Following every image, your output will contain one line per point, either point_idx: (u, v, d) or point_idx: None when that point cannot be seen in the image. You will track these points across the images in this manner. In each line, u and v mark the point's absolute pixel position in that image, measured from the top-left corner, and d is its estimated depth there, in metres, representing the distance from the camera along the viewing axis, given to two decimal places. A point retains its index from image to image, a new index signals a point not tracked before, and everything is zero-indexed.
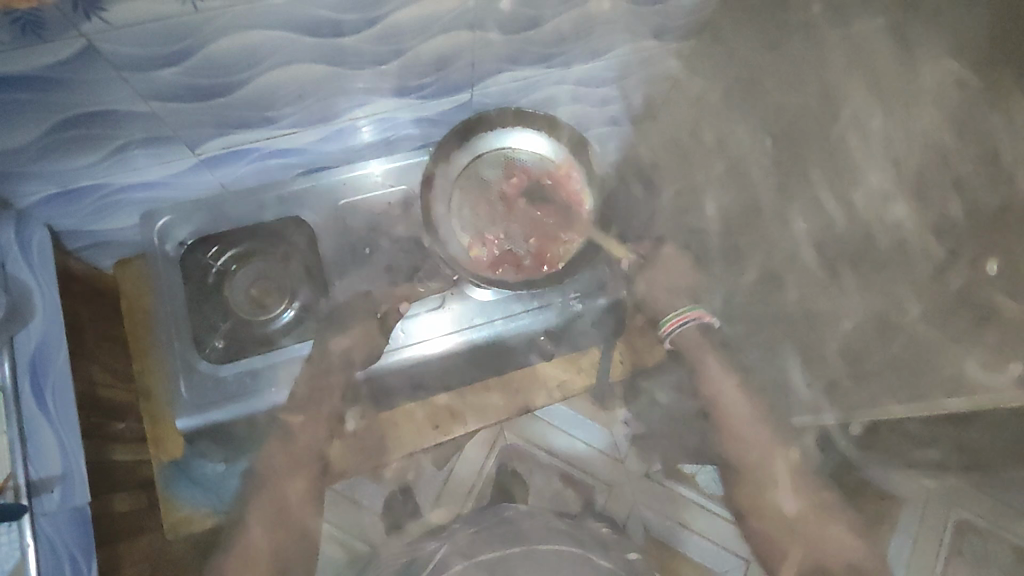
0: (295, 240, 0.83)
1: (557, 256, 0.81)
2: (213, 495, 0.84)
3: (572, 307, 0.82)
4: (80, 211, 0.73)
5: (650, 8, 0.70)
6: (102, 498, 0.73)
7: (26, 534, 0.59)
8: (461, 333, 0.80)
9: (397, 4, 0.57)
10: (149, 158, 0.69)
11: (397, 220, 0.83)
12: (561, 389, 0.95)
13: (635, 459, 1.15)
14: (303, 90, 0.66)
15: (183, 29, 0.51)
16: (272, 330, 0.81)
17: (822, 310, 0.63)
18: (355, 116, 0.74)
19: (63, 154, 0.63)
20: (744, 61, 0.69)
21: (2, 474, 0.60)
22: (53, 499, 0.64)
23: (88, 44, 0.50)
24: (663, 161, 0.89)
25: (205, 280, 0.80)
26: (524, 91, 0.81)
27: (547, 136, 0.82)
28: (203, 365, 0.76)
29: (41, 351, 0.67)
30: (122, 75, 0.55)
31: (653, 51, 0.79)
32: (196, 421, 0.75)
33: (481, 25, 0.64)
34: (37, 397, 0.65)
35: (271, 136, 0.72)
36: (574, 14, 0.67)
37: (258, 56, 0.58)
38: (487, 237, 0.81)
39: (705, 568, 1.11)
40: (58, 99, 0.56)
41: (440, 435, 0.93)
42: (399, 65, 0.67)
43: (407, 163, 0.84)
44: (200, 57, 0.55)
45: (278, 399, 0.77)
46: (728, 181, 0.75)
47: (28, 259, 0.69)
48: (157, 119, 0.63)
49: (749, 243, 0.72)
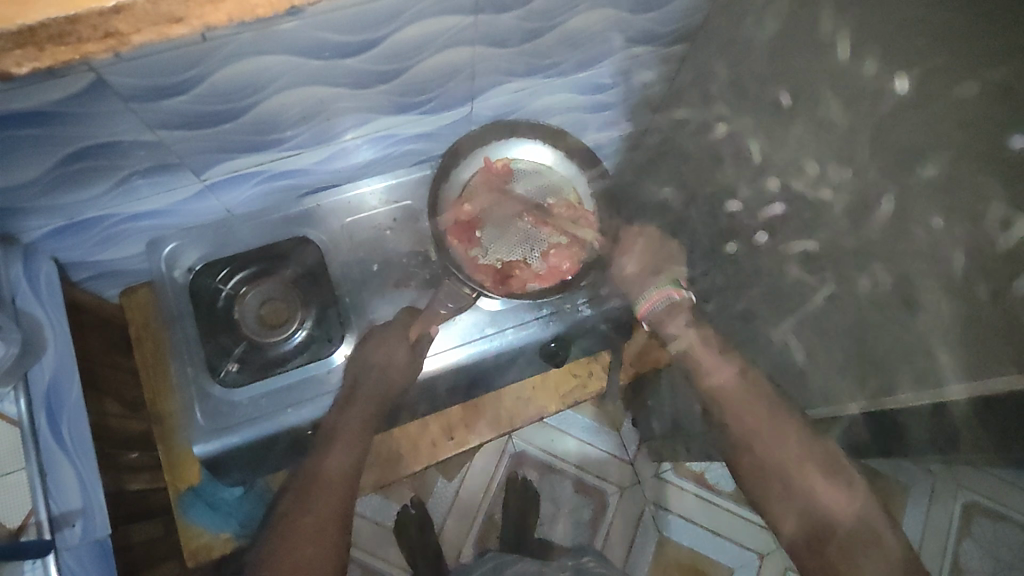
0: (303, 261, 0.82)
1: (574, 263, 0.80)
2: (233, 522, 0.86)
3: (581, 314, 0.82)
4: (85, 243, 0.74)
5: (641, 16, 0.71)
6: (120, 530, 0.74)
7: (50, 571, 0.58)
8: (472, 344, 0.80)
9: (400, 23, 0.57)
10: (154, 187, 0.69)
11: (402, 236, 0.84)
12: (575, 394, 0.96)
13: (644, 461, 1.16)
14: (307, 112, 0.66)
15: (193, 58, 0.52)
16: (285, 351, 0.78)
17: (813, 307, 0.65)
18: (356, 136, 0.75)
19: (70, 188, 0.64)
20: (734, 63, 0.69)
21: (23, 510, 0.59)
22: (74, 533, 0.62)
23: (98, 78, 0.50)
24: (660, 164, 0.91)
25: (214, 304, 0.79)
26: (522, 102, 0.81)
27: (546, 145, 0.83)
28: (216, 390, 0.75)
29: (53, 385, 0.67)
30: (129, 107, 0.55)
31: (645, 57, 0.80)
32: (213, 446, 0.74)
33: (482, 39, 0.65)
34: (54, 432, 0.65)
35: (275, 158, 0.73)
36: (572, 25, 0.68)
37: (263, 82, 0.58)
38: (507, 260, 0.80)
39: (721, 566, 1.11)
40: (67, 133, 0.56)
41: (456, 446, 0.94)
42: (401, 83, 0.67)
43: (410, 180, 0.85)
44: (207, 86, 0.56)
45: (295, 421, 0.76)
46: (724, 183, 0.75)
47: (38, 293, 0.69)
48: (163, 147, 0.63)
49: (750, 245, 0.73)
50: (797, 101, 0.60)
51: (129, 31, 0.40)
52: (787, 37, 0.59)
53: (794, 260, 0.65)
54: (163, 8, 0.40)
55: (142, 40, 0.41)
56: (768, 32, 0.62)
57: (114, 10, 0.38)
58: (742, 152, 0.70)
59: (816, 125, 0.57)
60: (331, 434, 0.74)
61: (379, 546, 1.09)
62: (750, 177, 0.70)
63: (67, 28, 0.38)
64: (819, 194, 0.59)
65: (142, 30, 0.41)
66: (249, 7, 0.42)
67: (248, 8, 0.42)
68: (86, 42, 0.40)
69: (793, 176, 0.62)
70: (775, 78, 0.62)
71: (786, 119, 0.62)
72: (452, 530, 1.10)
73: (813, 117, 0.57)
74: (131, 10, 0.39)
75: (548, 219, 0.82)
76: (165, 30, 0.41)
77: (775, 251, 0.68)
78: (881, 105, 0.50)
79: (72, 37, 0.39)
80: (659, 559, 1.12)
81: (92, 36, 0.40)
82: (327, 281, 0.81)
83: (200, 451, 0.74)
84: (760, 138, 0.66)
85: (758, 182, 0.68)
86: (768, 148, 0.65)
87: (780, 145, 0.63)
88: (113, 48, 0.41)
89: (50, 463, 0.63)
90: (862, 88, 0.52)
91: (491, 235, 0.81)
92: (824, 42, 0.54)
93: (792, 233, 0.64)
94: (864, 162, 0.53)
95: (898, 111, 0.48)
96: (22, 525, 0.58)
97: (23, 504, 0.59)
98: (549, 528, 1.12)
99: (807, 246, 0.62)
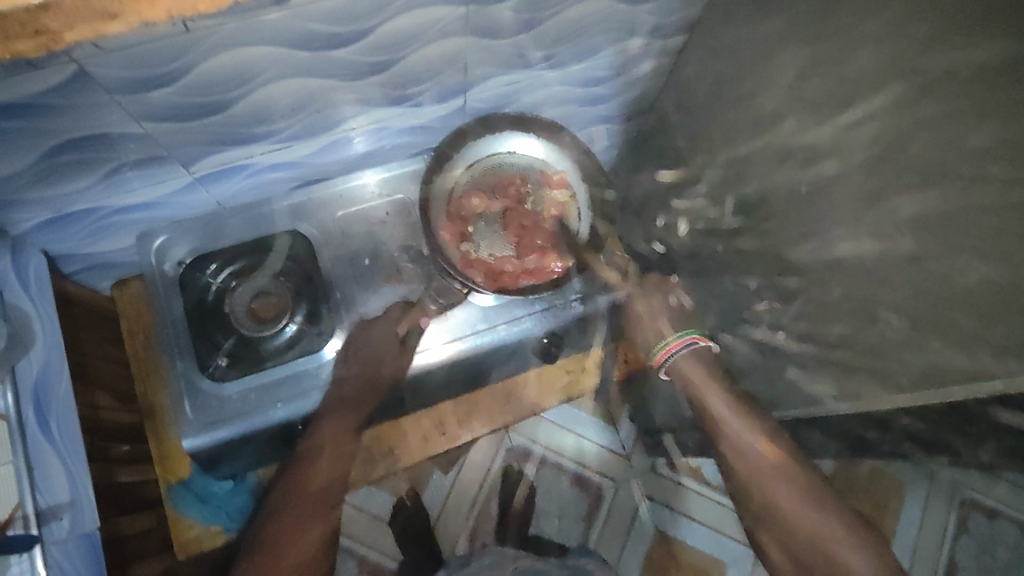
0: (294, 254, 0.81)
1: (565, 261, 0.80)
2: (224, 514, 0.88)
3: (574, 309, 0.81)
4: (74, 235, 0.73)
5: (636, 8, 0.69)
6: (112, 522, 0.74)
7: (37, 564, 0.58)
8: (462, 340, 0.79)
9: (389, 14, 0.56)
10: (143, 179, 0.69)
11: (395, 229, 0.83)
12: (566, 390, 0.97)
13: (640, 455, 1.16)
14: (297, 104, 0.65)
15: (175, 49, 0.51)
16: (274, 346, 0.78)
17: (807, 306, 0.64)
18: (349, 127, 0.74)
19: (56, 180, 0.63)
20: (728, 57, 0.68)
21: (10, 504, 0.59)
22: (62, 526, 0.62)
23: (80, 69, 0.50)
24: (657, 158, 0.89)
25: (204, 298, 0.78)
26: (515, 95, 0.80)
27: (541, 139, 0.81)
28: (206, 384, 0.75)
29: (42, 379, 0.67)
30: (114, 99, 0.55)
31: (641, 50, 0.78)
32: (203, 441, 0.74)
33: (473, 30, 0.64)
34: (42, 426, 0.65)
35: (265, 151, 0.72)
36: (567, 16, 0.67)
37: (249, 74, 0.57)
38: (499, 255, 0.80)
39: (716, 561, 1.11)
40: (50, 125, 0.55)
41: (448, 441, 0.95)
42: (390, 75, 0.66)
43: (403, 172, 0.84)
44: (192, 77, 0.55)
45: (284, 415, 0.76)
46: (718, 178, 0.74)
47: (26, 287, 0.69)
48: (151, 140, 0.62)
49: (744, 242, 0.72)
50: (790, 96, 0.58)
51: (61, 29, 0.40)
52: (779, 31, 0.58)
53: (786, 257, 0.64)
54: (97, 6, 0.40)
55: (74, 36, 0.41)
56: (762, 25, 0.61)
57: (41, 8, 0.39)
58: (737, 147, 0.69)
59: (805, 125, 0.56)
60: (324, 431, 0.73)
61: (374, 538, 1.09)
62: (743, 176, 0.68)
63: None
64: (812, 191, 0.58)
65: (72, 26, 0.40)
66: (188, 4, 0.42)
67: (188, 5, 0.43)
68: (16, 40, 0.40)
69: (785, 171, 0.61)
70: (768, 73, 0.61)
71: (779, 118, 0.60)
72: (447, 522, 1.10)
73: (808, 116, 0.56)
74: (60, 7, 0.39)
75: (539, 218, 0.82)
76: (99, 27, 0.41)
77: (766, 252, 0.67)
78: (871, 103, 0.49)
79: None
80: (654, 554, 1.12)
81: (21, 33, 0.40)
82: (318, 275, 0.81)
83: (189, 445, 0.74)
84: (753, 135, 0.65)
85: (751, 178, 0.67)
86: (764, 145, 0.64)
87: (775, 140, 0.62)
88: (46, 45, 0.41)
89: (38, 456, 0.63)
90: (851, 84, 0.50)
91: (481, 233, 0.80)
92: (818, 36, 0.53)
93: (785, 231, 0.63)
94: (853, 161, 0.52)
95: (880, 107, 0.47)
96: (8, 519, 0.58)
97: (10, 498, 0.59)
98: (544, 521, 1.12)
99: (799, 243, 0.61)
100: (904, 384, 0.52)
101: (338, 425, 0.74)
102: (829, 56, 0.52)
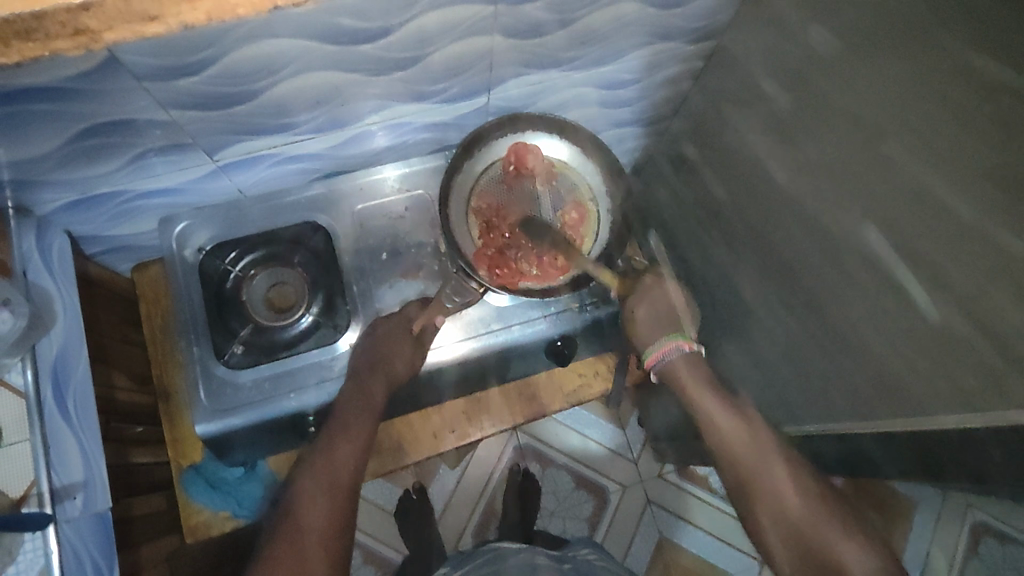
0: (312, 244, 0.81)
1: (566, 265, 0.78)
2: (233, 501, 0.89)
3: (589, 314, 0.81)
4: (97, 218, 0.74)
5: (667, 13, 0.68)
6: (123, 502, 0.75)
7: (49, 541, 0.59)
8: (476, 339, 0.79)
9: (418, 11, 0.56)
10: (167, 165, 0.69)
11: (412, 224, 0.83)
12: (578, 394, 0.97)
13: (648, 460, 1.15)
14: (320, 98, 0.65)
15: (205, 39, 0.51)
16: (290, 336, 0.78)
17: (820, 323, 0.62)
18: (371, 122, 0.74)
19: (82, 163, 0.64)
20: (756, 64, 0.66)
21: (25, 480, 0.60)
22: (76, 505, 0.63)
23: (111, 55, 0.50)
24: (682, 164, 0.88)
25: (222, 285, 0.79)
26: (538, 95, 0.79)
27: (563, 141, 0.80)
28: (221, 370, 0.76)
29: (62, 360, 0.67)
30: (141, 85, 0.55)
31: (667, 55, 0.77)
32: (215, 427, 0.75)
33: (502, 29, 0.63)
34: (60, 405, 0.65)
35: (285, 143, 0.72)
36: (596, 18, 0.66)
37: (277, 65, 0.57)
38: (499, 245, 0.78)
39: (718, 568, 1.11)
40: (77, 109, 0.56)
41: (457, 439, 0.95)
42: (415, 71, 0.66)
43: (424, 168, 0.84)
44: (221, 67, 0.55)
45: (296, 407, 0.77)
46: (740, 188, 0.73)
47: (50, 267, 0.70)
48: (176, 127, 0.63)
49: (761, 254, 0.71)
50: (816, 107, 0.57)
51: (101, 29, 0.43)
52: (806, 41, 0.57)
53: (802, 273, 0.63)
54: (136, 7, 0.42)
55: (113, 37, 0.43)
56: (790, 35, 0.59)
57: (82, 7, 0.41)
58: (760, 157, 0.68)
59: (832, 136, 0.55)
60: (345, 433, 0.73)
61: (378, 528, 1.10)
62: (766, 186, 0.67)
63: (35, 23, 0.41)
64: (832, 206, 0.56)
65: (112, 27, 0.43)
66: (228, 7, 0.44)
67: (229, 9, 0.44)
68: (55, 39, 0.43)
69: (806, 185, 0.60)
70: (795, 83, 0.60)
71: (802, 129, 0.59)
72: (450, 516, 1.11)
73: (836, 127, 0.54)
74: (102, 8, 0.41)
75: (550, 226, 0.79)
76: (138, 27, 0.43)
77: (784, 264, 0.66)
78: (895, 122, 0.48)
79: (39, 33, 0.42)
80: (657, 559, 1.11)
81: (62, 33, 0.42)
82: (336, 267, 0.81)
83: (202, 430, 0.75)
84: (780, 146, 0.64)
85: (772, 188, 0.66)
86: (786, 155, 0.63)
87: (798, 150, 0.60)
88: (85, 44, 0.43)
89: (55, 435, 0.64)
90: (879, 96, 0.49)
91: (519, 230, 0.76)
92: (847, 49, 0.52)
93: (801, 244, 0.62)
94: (877, 180, 0.50)
95: (909, 121, 0.46)
96: (24, 495, 0.59)
97: (26, 473, 0.60)
98: (548, 520, 1.12)
99: (814, 259, 0.61)
100: (913, 403, 0.51)
101: (352, 422, 0.74)
102: (855, 65, 0.51)
